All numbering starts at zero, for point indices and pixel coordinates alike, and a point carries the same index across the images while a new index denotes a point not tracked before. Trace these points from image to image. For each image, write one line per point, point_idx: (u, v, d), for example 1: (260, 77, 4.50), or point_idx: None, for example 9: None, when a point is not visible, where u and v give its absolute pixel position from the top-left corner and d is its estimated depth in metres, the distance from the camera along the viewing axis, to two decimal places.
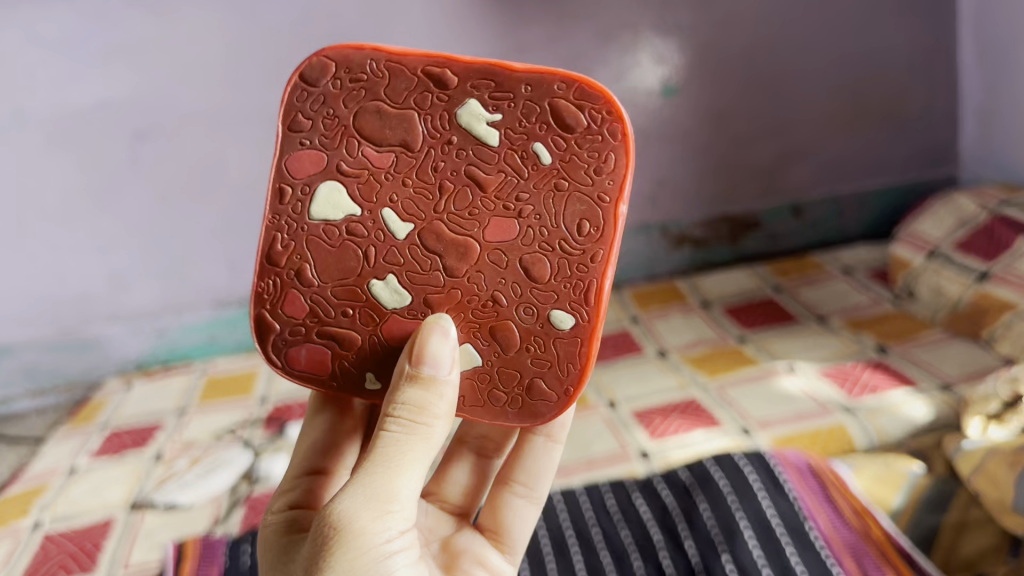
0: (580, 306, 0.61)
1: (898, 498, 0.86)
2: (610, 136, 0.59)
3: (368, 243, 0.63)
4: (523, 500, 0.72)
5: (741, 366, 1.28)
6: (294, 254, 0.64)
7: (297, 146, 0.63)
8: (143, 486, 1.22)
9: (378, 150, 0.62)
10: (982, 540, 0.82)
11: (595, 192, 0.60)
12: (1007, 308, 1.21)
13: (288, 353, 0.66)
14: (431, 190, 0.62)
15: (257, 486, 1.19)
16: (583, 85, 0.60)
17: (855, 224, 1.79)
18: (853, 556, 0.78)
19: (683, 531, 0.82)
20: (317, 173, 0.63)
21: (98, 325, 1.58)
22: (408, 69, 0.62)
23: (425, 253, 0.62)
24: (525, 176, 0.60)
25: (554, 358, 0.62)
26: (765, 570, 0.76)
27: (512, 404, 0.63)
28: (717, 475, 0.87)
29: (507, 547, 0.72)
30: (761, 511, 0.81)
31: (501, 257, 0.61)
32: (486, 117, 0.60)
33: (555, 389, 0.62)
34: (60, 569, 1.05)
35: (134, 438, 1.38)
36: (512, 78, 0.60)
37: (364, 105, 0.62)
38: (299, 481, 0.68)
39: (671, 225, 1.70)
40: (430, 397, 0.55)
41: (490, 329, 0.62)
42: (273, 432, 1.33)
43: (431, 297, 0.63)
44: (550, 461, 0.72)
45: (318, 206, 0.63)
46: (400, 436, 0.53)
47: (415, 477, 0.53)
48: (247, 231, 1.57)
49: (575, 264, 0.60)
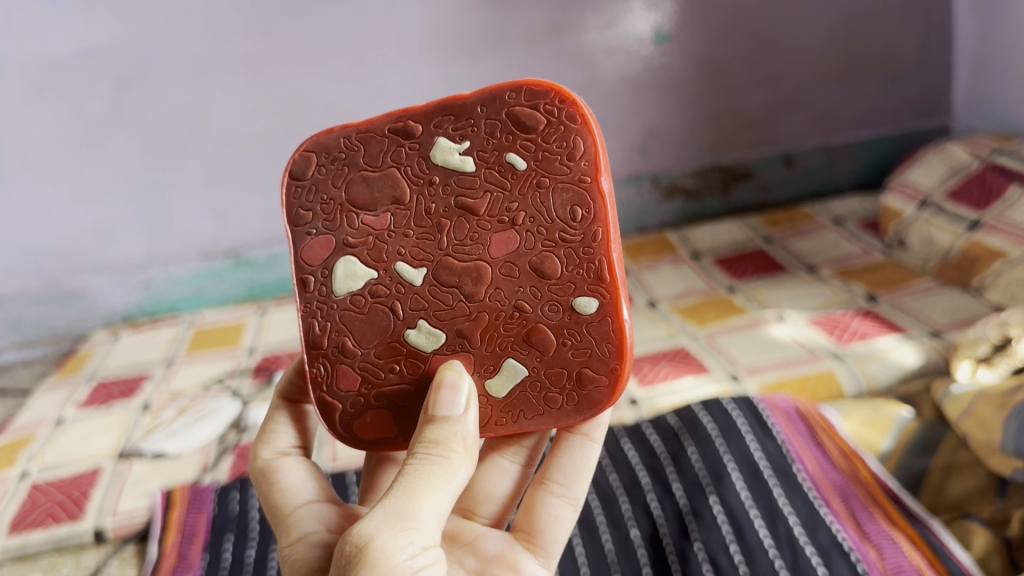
0: (598, 286, 0.58)
1: (887, 441, 0.85)
2: (570, 122, 0.57)
3: (392, 299, 0.61)
4: (560, 499, 0.66)
5: (730, 315, 1.28)
6: (334, 332, 0.63)
7: (304, 239, 0.63)
8: (130, 435, 1.22)
9: (375, 213, 0.61)
10: (967, 483, 0.79)
11: (575, 176, 0.57)
12: (998, 256, 1.20)
13: (355, 425, 0.63)
14: (432, 231, 0.60)
15: (245, 435, 1.18)
16: (530, 85, 0.58)
17: (846, 175, 1.78)
18: (841, 496, 0.77)
19: (671, 474, 0.82)
20: (330, 254, 0.62)
21: (85, 276, 1.58)
22: (378, 131, 0.61)
23: (443, 289, 0.60)
24: (509, 187, 0.58)
25: (592, 344, 0.59)
26: (752, 511, 0.75)
27: (567, 400, 0.60)
28: (704, 418, 0.87)
29: (540, 549, 0.65)
30: (748, 453, 0.81)
31: (513, 269, 0.59)
32: (458, 149, 0.59)
33: (603, 370, 0.59)
34: (48, 518, 1.05)
35: (121, 388, 1.38)
36: (466, 104, 0.59)
37: (351, 178, 0.62)
38: (311, 507, 0.59)
39: (662, 175, 1.70)
40: (447, 433, 0.53)
41: (523, 339, 0.60)
42: (262, 381, 1.32)
43: (462, 327, 0.60)
44: (586, 460, 0.66)
45: (341, 283, 0.62)
46: (419, 467, 0.51)
47: (439, 505, 0.49)
48: (233, 182, 1.55)
49: (580, 251, 0.57)
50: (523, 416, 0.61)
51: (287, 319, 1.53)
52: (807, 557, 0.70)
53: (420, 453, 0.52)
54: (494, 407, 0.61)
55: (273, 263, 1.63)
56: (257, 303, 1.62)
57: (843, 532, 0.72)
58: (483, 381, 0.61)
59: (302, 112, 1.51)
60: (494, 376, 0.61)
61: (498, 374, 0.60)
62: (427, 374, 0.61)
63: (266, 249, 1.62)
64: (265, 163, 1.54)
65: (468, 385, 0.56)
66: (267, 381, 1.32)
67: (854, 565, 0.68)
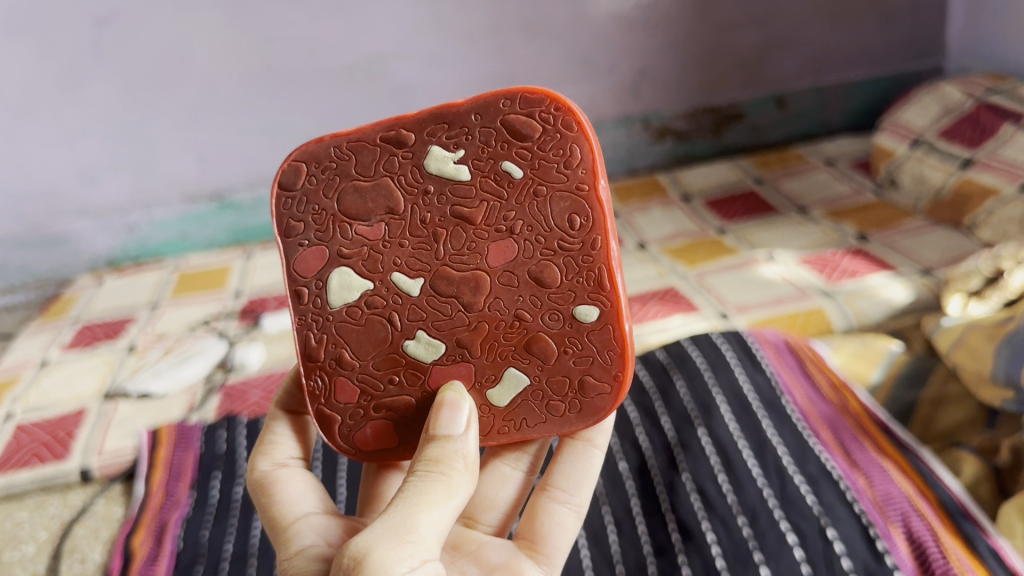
0: (599, 294, 0.54)
1: (877, 373, 0.85)
2: (566, 129, 0.53)
3: (389, 310, 0.57)
4: (563, 507, 0.61)
5: (720, 255, 1.27)
6: (331, 344, 0.58)
7: (297, 251, 0.58)
8: (116, 376, 1.21)
9: (369, 223, 0.56)
10: (957, 414, 0.79)
11: (573, 184, 0.53)
12: (990, 194, 1.19)
13: (355, 437, 0.59)
14: (428, 240, 0.56)
15: (231, 375, 1.17)
16: (525, 92, 0.54)
17: (838, 117, 1.77)
18: (830, 428, 0.76)
19: (660, 408, 0.82)
20: (324, 266, 0.57)
21: (66, 220, 1.55)
22: (369, 140, 0.56)
23: (440, 299, 0.56)
24: (505, 196, 0.54)
25: (594, 352, 0.55)
26: (740, 442, 0.74)
27: (569, 409, 0.56)
28: (693, 353, 0.87)
29: (543, 556, 0.59)
30: (736, 384, 0.81)
31: (512, 279, 0.55)
32: (452, 157, 0.55)
33: (607, 377, 0.55)
34: (34, 458, 1.05)
35: (106, 331, 1.36)
36: (458, 112, 0.55)
37: (342, 188, 0.57)
38: (311, 520, 0.54)
39: (653, 116, 1.68)
40: (447, 450, 0.49)
41: (523, 348, 0.56)
42: (248, 323, 1.31)
43: (462, 337, 0.56)
44: (592, 467, 0.61)
45: (336, 295, 0.57)
46: (418, 484, 0.47)
47: (439, 522, 0.46)
48: (217, 122, 1.52)
49: (580, 260, 0.53)
50: (526, 426, 0.57)
51: (273, 263, 1.52)
52: (797, 486, 0.68)
53: (420, 471, 0.48)
54: (496, 417, 0.57)
55: (258, 207, 1.61)
56: (243, 247, 1.60)
57: (832, 462, 0.71)
58: (482, 392, 0.57)
59: (286, 50, 1.47)
60: (495, 386, 0.57)
61: (499, 384, 0.57)
62: (428, 387, 0.57)
63: (250, 192, 1.60)
64: (248, 103, 1.51)
65: (470, 407, 0.53)
66: (253, 323, 1.31)
67: (843, 492, 0.67)
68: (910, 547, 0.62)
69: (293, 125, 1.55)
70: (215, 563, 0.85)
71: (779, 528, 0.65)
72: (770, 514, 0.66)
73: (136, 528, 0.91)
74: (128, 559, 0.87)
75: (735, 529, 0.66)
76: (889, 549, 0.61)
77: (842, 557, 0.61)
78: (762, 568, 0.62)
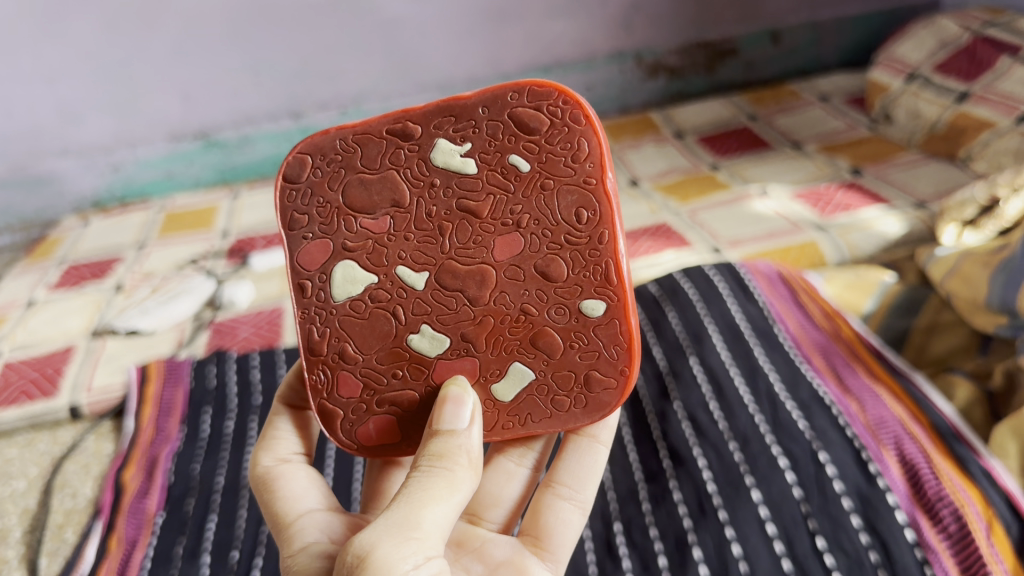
0: (606, 288, 0.52)
1: (870, 302, 0.84)
2: (573, 123, 0.52)
3: (393, 304, 0.55)
4: (567, 503, 0.59)
5: (713, 190, 1.26)
6: (334, 338, 0.57)
7: (301, 244, 0.56)
8: (103, 314, 1.20)
9: (374, 217, 0.55)
10: (951, 341, 0.78)
11: (581, 178, 0.51)
12: (985, 127, 1.18)
13: (358, 433, 0.57)
14: (434, 234, 0.54)
15: (220, 313, 1.16)
16: (533, 86, 0.52)
17: (832, 53, 1.75)
18: (822, 354, 0.76)
19: (652, 339, 0.83)
20: (327, 259, 0.56)
21: (50, 159, 1.53)
22: (376, 133, 0.55)
23: (445, 292, 0.54)
24: (512, 190, 0.52)
25: (600, 346, 0.53)
26: (731, 369, 0.74)
27: (575, 404, 0.54)
28: (684, 284, 0.87)
29: (549, 552, 0.57)
30: (727, 314, 0.81)
31: (518, 272, 0.53)
32: (458, 151, 0.53)
33: (612, 372, 0.54)
34: (22, 396, 1.03)
35: (93, 271, 1.35)
36: (466, 105, 0.53)
37: (347, 181, 0.55)
38: (313, 516, 0.52)
39: (646, 52, 1.65)
40: (451, 445, 0.48)
41: (528, 342, 0.54)
42: (237, 262, 1.29)
43: (467, 331, 0.55)
44: (596, 464, 0.60)
45: (339, 289, 0.56)
46: (421, 479, 0.46)
47: (443, 518, 0.45)
48: (202, 57, 1.48)
49: (586, 255, 0.52)
50: (531, 421, 0.55)
51: (261, 202, 1.50)
52: (789, 411, 0.68)
53: (423, 466, 0.47)
54: (500, 411, 0.55)
55: (244, 146, 1.59)
56: (229, 188, 1.58)
57: (825, 388, 0.70)
58: (487, 387, 0.55)
59: None
60: (500, 381, 0.55)
61: (504, 378, 0.55)
62: (432, 382, 0.55)
63: (236, 130, 1.58)
64: (232, 40, 1.47)
65: (474, 401, 0.51)
66: (242, 262, 1.29)
67: (835, 417, 0.67)
68: (902, 469, 0.61)
69: (280, 60, 1.51)
70: (207, 496, 0.85)
71: (771, 452, 0.65)
72: (762, 440, 0.66)
73: (127, 462, 0.90)
74: (120, 492, 0.86)
75: (726, 454, 0.67)
76: (882, 471, 0.61)
77: (834, 480, 0.61)
78: (754, 489, 0.63)
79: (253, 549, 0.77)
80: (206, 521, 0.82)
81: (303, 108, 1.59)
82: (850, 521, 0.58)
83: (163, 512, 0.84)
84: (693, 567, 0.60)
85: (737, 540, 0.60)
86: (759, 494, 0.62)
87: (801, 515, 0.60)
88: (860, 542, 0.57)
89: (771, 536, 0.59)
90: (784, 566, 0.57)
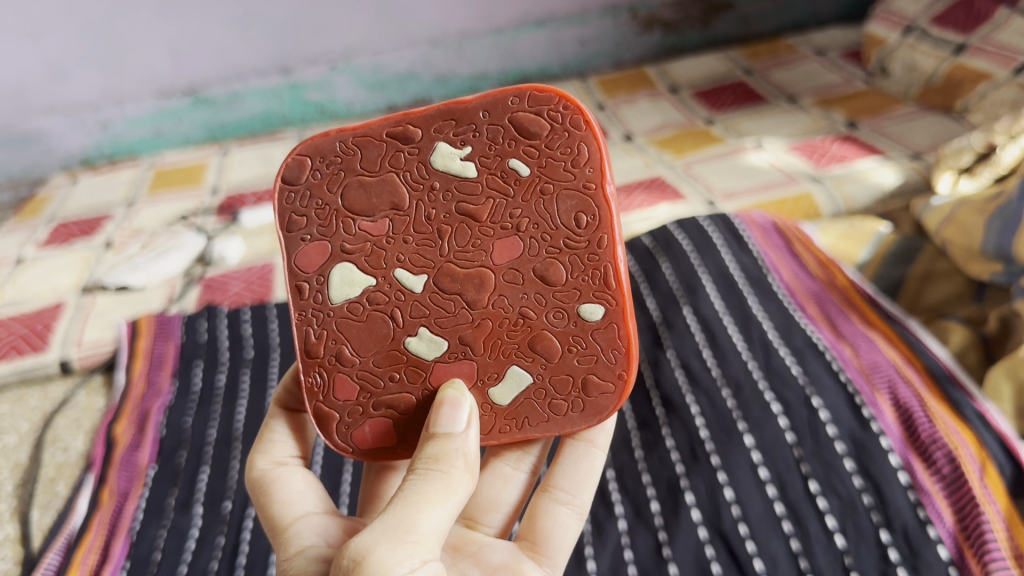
0: (605, 293, 0.50)
1: (865, 252, 0.84)
2: (574, 127, 0.50)
3: (391, 306, 0.53)
4: (564, 508, 0.56)
5: (708, 144, 1.25)
6: (331, 340, 0.54)
7: (299, 246, 0.53)
8: (94, 271, 1.19)
9: (373, 220, 0.52)
10: (945, 289, 0.78)
11: (580, 183, 0.49)
12: (982, 78, 1.16)
13: (353, 436, 0.54)
14: (432, 237, 0.52)
15: (210, 269, 1.15)
16: (534, 90, 0.50)
17: (830, 7, 1.72)
18: (816, 302, 0.75)
19: (645, 289, 0.82)
20: (326, 261, 0.53)
21: (37, 117, 1.51)
22: (375, 135, 0.52)
23: (444, 296, 0.52)
24: (512, 194, 0.50)
25: (598, 350, 0.51)
26: (725, 318, 0.74)
27: (572, 408, 0.53)
28: (677, 236, 0.86)
29: (546, 558, 0.54)
30: (722, 264, 0.80)
31: (517, 277, 0.51)
32: (458, 154, 0.51)
33: (611, 377, 0.52)
34: (12, 351, 1.03)
35: (82, 228, 1.34)
36: (465, 109, 0.51)
37: (346, 184, 0.53)
38: (310, 520, 0.49)
39: (640, 6, 1.63)
40: (447, 448, 0.46)
41: (526, 346, 0.52)
42: (227, 219, 1.28)
43: (466, 335, 0.52)
44: (594, 468, 0.57)
45: (337, 291, 0.53)
46: (417, 483, 0.44)
47: (440, 522, 0.42)
48: (190, 12, 1.45)
49: (586, 259, 0.50)
50: (529, 425, 0.53)
51: (251, 159, 1.49)
52: (782, 358, 0.68)
53: (419, 470, 0.45)
54: (497, 415, 0.53)
55: (233, 103, 1.58)
56: (219, 145, 1.57)
57: (818, 334, 0.70)
58: (485, 391, 0.53)
59: None
60: (497, 385, 0.53)
61: (502, 382, 0.53)
62: (430, 386, 0.53)
63: (224, 86, 1.56)
64: None
65: (471, 405, 0.49)
66: (232, 218, 1.28)
67: (829, 363, 0.66)
68: (896, 413, 0.61)
69: (269, 15, 1.48)
70: (199, 448, 0.84)
71: (764, 398, 0.65)
72: (755, 386, 0.67)
73: (118, 416, 0.90)
74: (110, 445, 0.86)
75: (719, 400, 0.67)
76: (875, 416, 0.61)
77: (827, 424, 0.61)
78: (747, 435, 0.63)
79: (245, 500, 0.77)
80: (197, 474, 0.81)
81: (293, 65, 1.56)
82: (844, 465, 0.59)
83: (155, 464, 0.84)
84: (686, 513, 0.60)
85: (730, 484, 0.60)
86: (752, 439, 0.63)
87: (794, 460, 0.60)
88: (853, 486, 0.57)
89: (764, 480, 0.60)
90: (778, 510, 0.58)
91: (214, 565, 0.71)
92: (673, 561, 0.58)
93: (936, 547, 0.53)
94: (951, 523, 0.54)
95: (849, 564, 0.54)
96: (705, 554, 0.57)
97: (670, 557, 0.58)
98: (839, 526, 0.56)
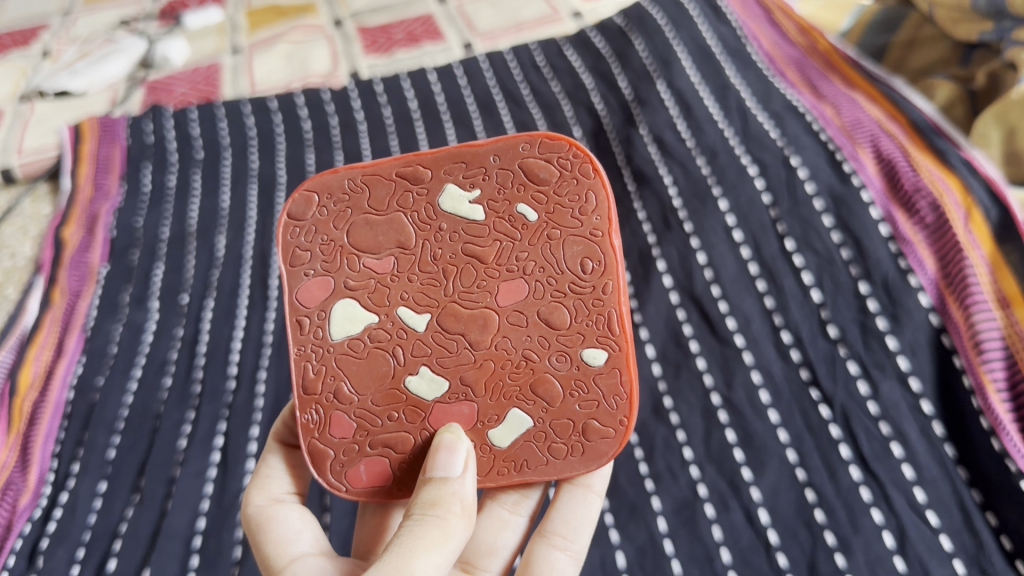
0: (609, 340, 0.46)
1: (847, 21, 0.81)
2: (582, 176, 0.48)
3: (392, 344, 0.47)
4: (561, 553, 0.49)
5: None
6: (329, 376, 0.47)
7: (301, 281, 0.48)
8: (32, 81, 1.11)
9: (378, 257, 0.48)
10: (931, 55, 0.74)
11: (587, 229, 0.47)
12: None
13: (348, 475, 0.47)
14: (437, 277, 0.47)
15: (153, 73, 1.07)
16: (547, 138, 0.48)
17: None
18: (796, 67, 0.71)
19: (617, 70, 0.78)
20: (328, 297, 0.48)
21: None
22: (385, 174, 0.49)
23: (446, 335, 0.47)
24: (518, 237, 0.47)
25: (600, 396, 0.46)
26: (702, 89, 0.69)
27: (571, 453, 0.46)
28: (652, 10, 0.79)
29: None
30: (699, 36, 0.74)
31: (520, 319, 0.46)
32: (467, 196, 0.48)
33: (612, 422, 0.46)
34: None
35: (16, 38, 1.24)
36: (475, 154, 0.49)
37: (353, 222, 0.49)
38: (307, 561, 0.42)
39: None
40: (443, 493, 0.41)
41: (527, 389, 0.46)
42: (170, 24, 1.19)
43: (468, 375, 0.47)
44: (590, 516, 0.50)
45: (338, 323, 0.48)
46: (411, 529, 0.39)
47: (436, 571, 0.37)
48: None
49: (590, 304, 0.46)
50: (527, 468, 0.47)
51: None
52: (760, 123, 0.64)
53: (414, 516, 0.40)
54: (494, 457, 0.47)
55: None
56: None
57: (798, 97, 0.66)
58: (483, 432, 0.47)
59: None
60: (497, 426, 0.47)
61: (502, 424, 0.47)
62: (429, 428, 0.46)
63: None
64: None
65: (469, 448, 0.44)
66: (175, 22, 1.19)
67: (809, 123, 0.63)
68: (878, 166, 0.58)
69: None
70: (153, 246, 0.81)
71: (740, 162, 0.62)
72: (731, 151, 0.64)
73: (66, 218, 0.84)
74: (59, 247, 0.81)
75: (694, 169, 0.65)
76: (856, 170, 0.58)
77: (806, 182, 0.58)
78: (722, 202, 0.61)
79: (204, 292, 0.74)
80: (152, 269, 0.78)
81: None
82: (822, 222, 0.57)
83: (107, 264, 0.80)
84: (658, 280, 0.62)
85: (702, 249, 0.60)
86: (727, 203, 0.61)
87: (770, 220, 0.59)
88: (832, 241, 0.56)
89: (738, 243, 0.59)
90: (752, 270, 0.58)
91: (174, 355, 0.69)
92: (644, 326, 0.60)
93: (917, 295, 0.51)
94: (931, 270, 0.52)
95: (825, 318, 0.53)
96: (677, 318, 0.59)
97: (640, 323, 0.60)
98: (815, 282, 0.55)
